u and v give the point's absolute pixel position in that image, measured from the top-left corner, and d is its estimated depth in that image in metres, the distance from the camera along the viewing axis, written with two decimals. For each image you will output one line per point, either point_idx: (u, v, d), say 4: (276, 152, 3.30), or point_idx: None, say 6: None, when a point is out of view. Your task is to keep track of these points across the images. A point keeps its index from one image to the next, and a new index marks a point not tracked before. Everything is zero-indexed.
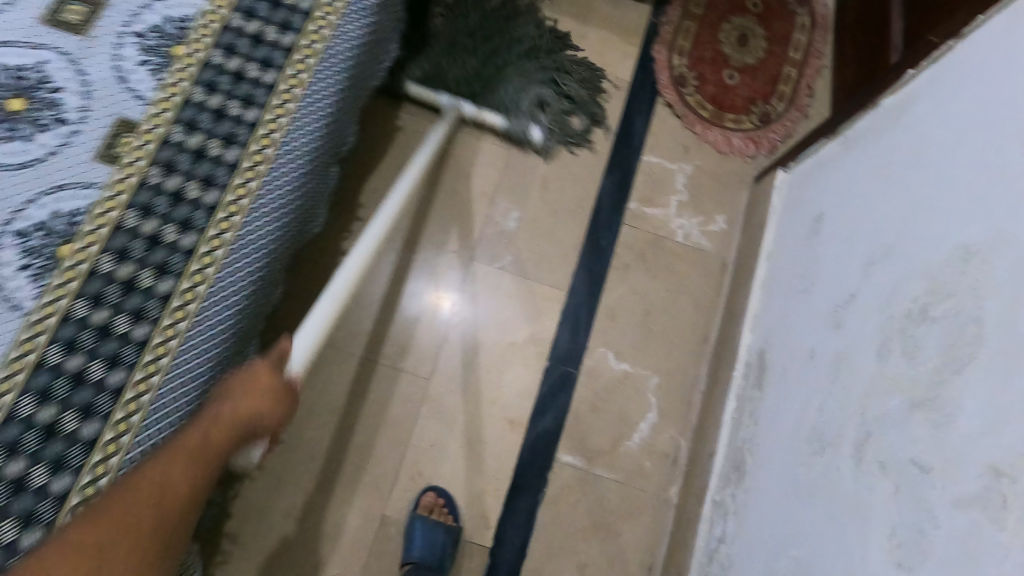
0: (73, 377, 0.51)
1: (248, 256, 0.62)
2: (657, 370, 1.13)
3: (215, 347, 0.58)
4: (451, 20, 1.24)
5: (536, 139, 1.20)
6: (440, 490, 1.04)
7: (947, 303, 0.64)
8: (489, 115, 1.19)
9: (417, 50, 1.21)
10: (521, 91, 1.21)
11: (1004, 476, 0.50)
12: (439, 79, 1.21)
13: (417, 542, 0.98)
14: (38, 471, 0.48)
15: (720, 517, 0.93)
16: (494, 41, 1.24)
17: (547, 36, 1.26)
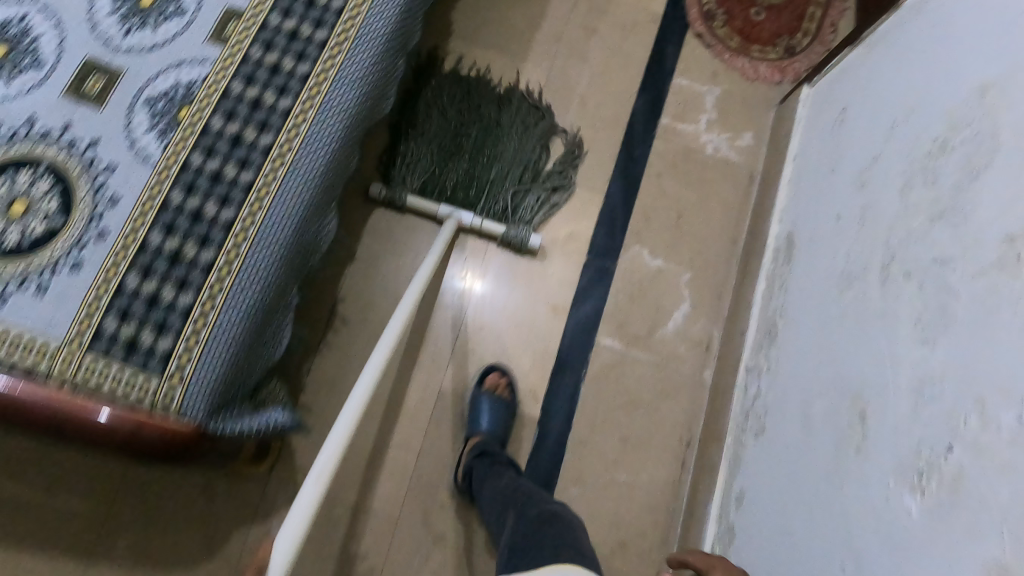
0: (191, 214, 0.81)
1: (309, 160, 0.87)
2: (691, 266, 1.21)
3: (288, 216, 0.84)
4: (442, 127, 1.23)
5: (536, 245, 1.17)
6: (503, 371, 1.14)
7: (966, 131, 0.68)
8: (491, 223, 1.18)
9: (410, 153, 1.20)
10: (516, 193, 1.21)
11: (1017, 239, 0.57)
12: (437, 187, 1.20)
13: (484, 416, 1.08)
14: (169, 286, 0.78)
15: (753, 377, 1.02)
16: (486, 141, 1.23)
17: (531, 119, 1.24)
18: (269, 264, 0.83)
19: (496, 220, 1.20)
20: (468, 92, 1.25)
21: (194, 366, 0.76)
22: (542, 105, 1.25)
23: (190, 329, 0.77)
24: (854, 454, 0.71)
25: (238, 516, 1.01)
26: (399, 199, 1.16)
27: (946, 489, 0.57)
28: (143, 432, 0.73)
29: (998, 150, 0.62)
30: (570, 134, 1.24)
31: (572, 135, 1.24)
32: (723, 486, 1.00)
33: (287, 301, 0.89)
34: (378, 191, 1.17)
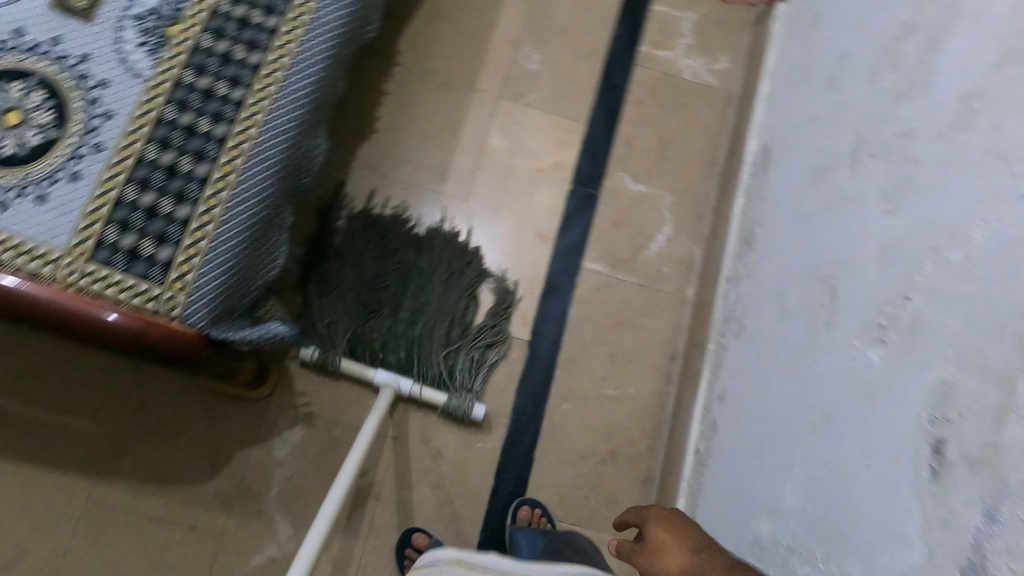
0: (185, 129, 0.79)
1: (298, 80, 0.87)
2: (672, 189, 1.24)
3: (280, 135, 0.85)
4: (361, 286, 1.12)
5: (480, 417, 1.10)
6: (534, 502, 1.09)
7: (929, 10, 0.70)
8: (432, 393, 1.09)
9: (329, 314, 1.09)
10: (449, 355, 1.12)
11: (971, 98, 0.59)
12: (367, 348, 1.10)
13: (523, 549, 1.02)
14: (167, 201, 0.77)
15: (734, 285, 1.07)
16: (409, 296, 1.13)
17: (453, 265, 1.16)
18: (262, 183, 0.83)
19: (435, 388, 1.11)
20: (386, 242, 1.15)
21: (195, 276, 0.77)
22: (464, 242, 1.18)
23: (189, 241, 0.77)
24: (826, 327, 0.76)
25: (247, 424, 1.05)
26: (330, 363, 1.06)
27: (905, 330, 0.62)
28: (149, 331, 0.75)
29: (958, 17, 0.64)
30: (496, 287, 1.18)
31: (500, 284, 1.18)
32: (707, 389, 1.05)
33: (279, 224, 0.90)
34: (309, 355, 1.06)
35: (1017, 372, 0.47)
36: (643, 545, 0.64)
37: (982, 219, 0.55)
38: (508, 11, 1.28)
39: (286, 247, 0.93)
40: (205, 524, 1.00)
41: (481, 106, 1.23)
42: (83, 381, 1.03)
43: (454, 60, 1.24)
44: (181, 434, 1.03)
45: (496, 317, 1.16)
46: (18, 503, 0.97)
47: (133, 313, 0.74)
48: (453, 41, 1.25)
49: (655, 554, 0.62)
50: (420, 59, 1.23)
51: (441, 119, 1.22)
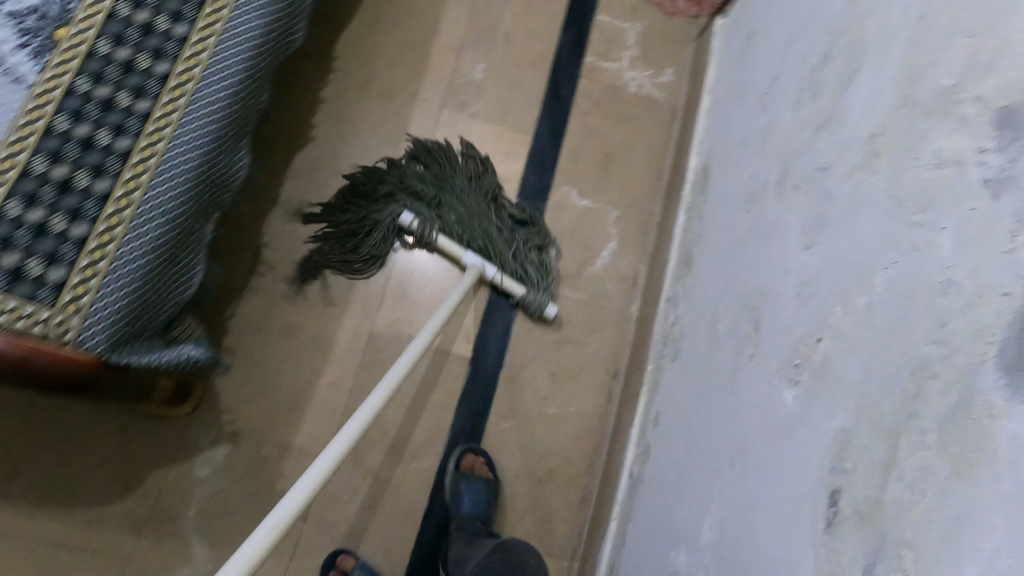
0: (81, 142, 0.74)
1: (212, 92, 0.83)
2: (618, 204, 1.22)
3: (192, 149, 0.81)
4: (426, 183, 1.12)
5: (552, 314, 1.14)
6: (478, 450, 1.10)
7: (843, 40, 0.70)
8: (511, 282, 1.13)
9: (408, 203, 1.11)
10: (521, 247, 1.15)
11: (876, 138, 0.60)
12: (451, 233, 1.12)
13: (466, 501, 1.05)
14: (59, 218, 0.72)
15: (673, 306, 1.06)
16: (474, 195, 1.15)
17: (485, 176, 1.16)
18: (172, 198, 0.79)
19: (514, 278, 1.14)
20: (436, 153, 1.15)
21: (92, 299, 0.72)
22: (483, 159, 1.17)
23: (87, 261, 0.72)
24: (749, 360, 0.75)
25: (160, 450, 1.02)
26: (428, 239, 1.10)
27: (815, 373, 0.61)
28: (36, 358, 0.70)
29: (864, 56, 0.65)
30: (524, 207, 1.18)
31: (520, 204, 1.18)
32: (643, 411, 1.05)
33: (195, 240, 0.86)
34: (410, 224, 1.10)
35: (903, 429, 0.48)
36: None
37: (885, 266, 0.54)
38: (450, 17, 1.24)
39: (203, 261, 0.90)
40: (106, 544, 0.97)
41: (423, 116, 1.20)
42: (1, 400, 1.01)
43: (395, 67, 1.20)
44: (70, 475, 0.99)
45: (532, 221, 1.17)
46: None
47: (15, 340, 0.69)
48: (393, 48, 1.21)
49: None
50: (360, 66, 1.19)
51: (380, 129, 1.18)
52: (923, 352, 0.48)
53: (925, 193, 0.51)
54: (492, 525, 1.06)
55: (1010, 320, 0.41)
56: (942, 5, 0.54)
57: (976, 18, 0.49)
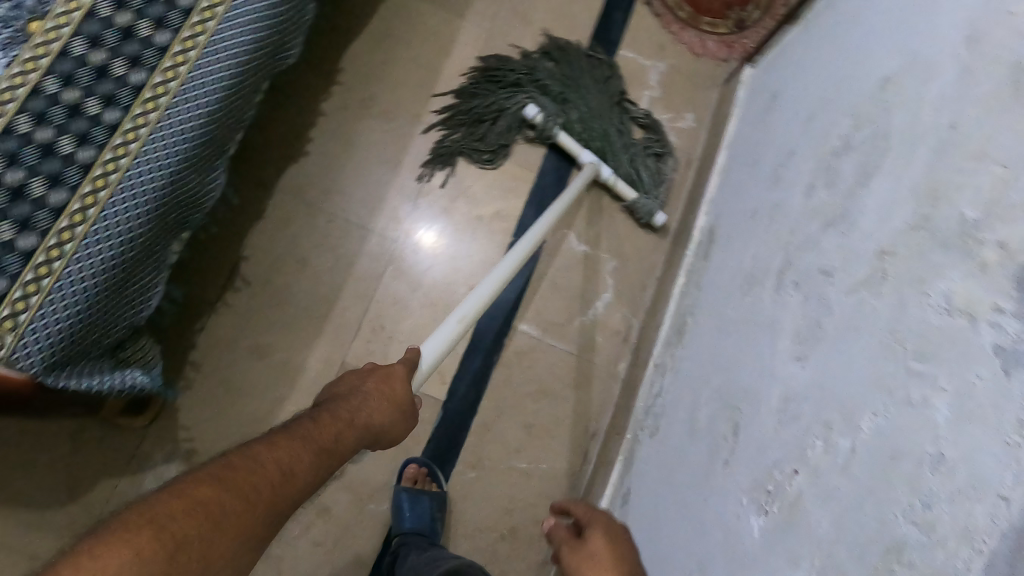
0: (40, 147, 0.71)
1: (189, 107, 0.80)
2: (617, 254, 1.15)
3: (158, 166, 0.78)
4: (553, 79, 1.14)
5: (660, 223, 1.12)
6: (420, 460, 1.07)
7: (867, 128, 0.63)
8: (624, 185, 1.12)
9: (536, 96, 1.13)
10: (641, 151, 1.14)
11: (886, 256, 0.53)
12: (571, 128, 1.13)
13: (406, 513, 1.00)
14: (7, 227, 0.68)
15: (659, 374, 0.99)
16: (600, 94, 1.15)
17: (609, 78, 1.16)
18: (131, 216, 0.76)
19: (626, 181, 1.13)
20: (569, 51, 1.16)
21: (32, 316, 0.69)
22: (609, 62, 1.17)
23: (31, 276, 0.69)
24: (723, 467, 0.68)
25: (113, 461, 1.00)
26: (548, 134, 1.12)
27: (785, 509, 0.54)
28: None
29: (887, 152, 0.58)
30: (645, 109, 1.16)
31: (643, 109, 1.16)
32: (615, 482, 0.99)
33: (155, 258, 0.83)
34: (534, 117, 1.12)
35: None
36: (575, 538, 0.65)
37: (873, 411, 0.47)
38: (464, 38, 1.17)
39: (164, 280, 0.87)
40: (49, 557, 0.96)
41: (424, 141, 1.15)
42: None
43: (401, 86, 1.15)
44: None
45: (653, 124, 1.16)
46: None
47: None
48: (400, 65, 1.15)
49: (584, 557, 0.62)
50: (365, 82, 1.14)
51: (378, 151, 1.14)
52: (900, 530, 0.41)
53: (930, 338, 0.44)
54: (438, 540, 1.02)
55: (1004, 531, 0.33)
56: (978, 117, 0.47)
57: (1008, 145, 0.43)
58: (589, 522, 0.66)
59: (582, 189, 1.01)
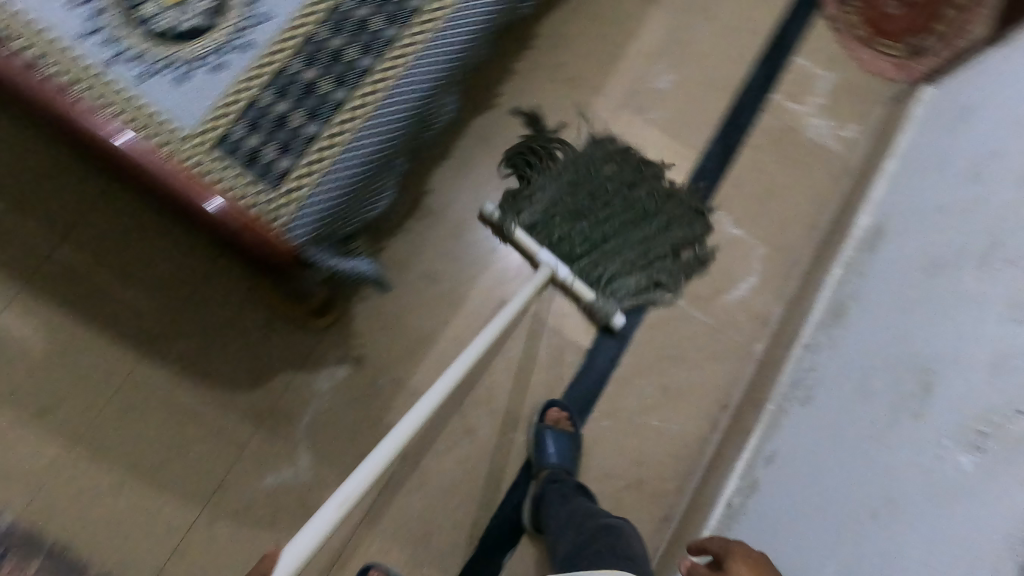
0: (332, 53, 0.84)
1: (448, 35, 0.91)
2: (768, 242, 1.21)
3: (417, 82, 0.89)
4: (603, 183, 1.19)
5: (616, 326, 1.15)
6: (561, 404, 1.14)
7: None
8: (583, 286, 1.14)
9: (545, 186, 1.17)
10: (620, 264, 1.16)
11: None
12: (550, 227, 1.16)
13: (550, 450, 1.07)
14: (298, 115, 0.82)
15: (810, 352, 1.04)
16: (631, 208, 1.18)
17: (692, 223, 1.20)
18: (389, 122, 0.87)
19: (588, 283, 1.16)
20: (645, 169, 1.20)
21: (307, 194, 0.82)
22: (709, 211, 1.21)
23: (310, 159, 0.82)
24: (910, 420, 0.75)
25: (295, 353, 1.13)
26: (507, 229, 1.15)
27: (1008, 450, 0.61)
28: (248, 234, 0.80)
29: None
30: (707, 250, 1.20)
31: (707, 249, 1.20)
32: (753, 447, 1.03)
33: (393, 166, 0.94)
34: (491, 212, 1.16)
35: None
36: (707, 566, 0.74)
37: None
38: (652, 23, 1.25)
39: (391, 188, 0.98)
40: (232, 432, 1.10)
41: (600, 113, 1.23)
42: (153, 263, 1.13)
43: (586, 60, 1.24)
44: (184, 317, 1.12)
45: (681, 262, 1.19)
46: (62, 356, 1.09)
47: (236, 214, 0.79)
48: (589, 39, 1.24)
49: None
50: (554, 50, 1.23)
51: (558, 114, 1.22)
52: None
53: None
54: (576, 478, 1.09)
55: None
56: None
57: None
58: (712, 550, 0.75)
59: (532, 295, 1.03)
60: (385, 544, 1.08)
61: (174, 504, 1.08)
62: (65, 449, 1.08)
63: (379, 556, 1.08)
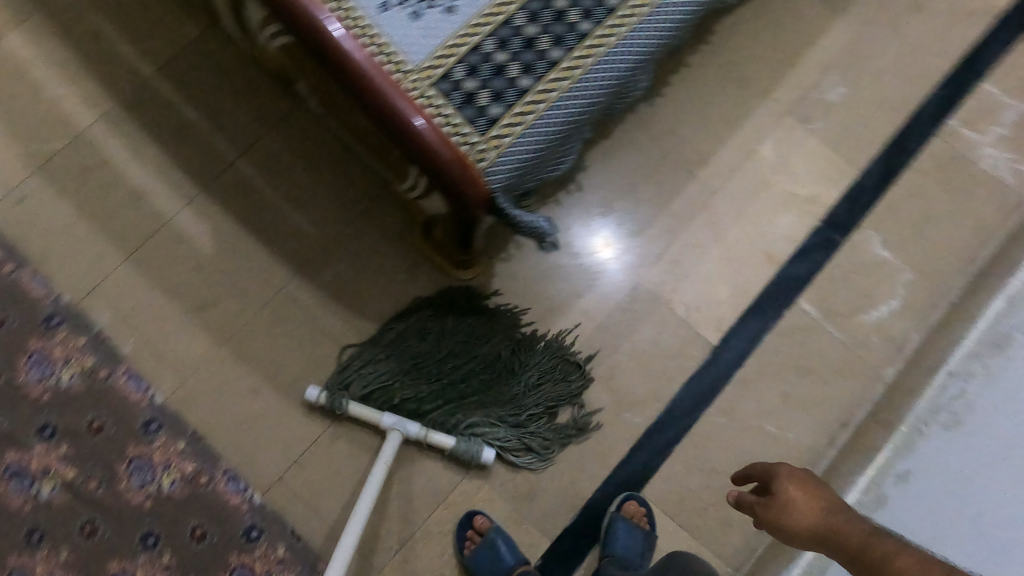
0: (555, 13, 0.88)
1: (665, 13, 0.92)
2: (916, 269, 1.19)
3: (627, 54, 0.91)
4: (459, 335, 1.14)
5: (488, 460, 1.08)
6: (640, 499, 1.11)
7: None
8: (440, 435, 1.08)
9: (383, 355, 1.13)
10: (481, 412, 1.12)
11: None
12: (390, 393, 1.11)
13: (620, 539, 1.06)
14: (515, 66, 0.86)
15: (959, 380, 1.01)
16: (484, 365, 1.14)
17: (569, 376, 1.15)
18: (595, 88, 0.90)
19: (445, 431, 1.10)
20: (507, 318, 1.16)
21: (511, 142, 0.84)
22: (583, 362, 1.16)
23: (520, 109, 0.85)
24: None
25: (434, 298, 1.16)
26: (339, 408, 1.09)
27: None
28: (454, 168, 0.80)
29: None
30: (585, 412, 1.14)
31: (587, 413, 1.14)
32: (881, 463, 1.01)
33: (582, 133, 0.96)
34: (317, 397, 1.10)
35: None
36: (770, 498, 0.74)
37: None
38: (834, 34, 1.25)
39: (571, 156, 1.00)
40: None
41: (766, 115, 1.23)
42: (317, 190, 1.20)
43: (761, 61, 1.24)
44: (338, 245, 1.18)
45: (552, 415, 1.14)
46: (224, 257, 1.18)
47: (442, 145, 0.79)
48: (768, 42, 1.24)
49: (783, 508, 0.73)
50: (729, 47, 1.24)
51: (723, 110, 1.23)
52: None
53: None
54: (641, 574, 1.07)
55: None
56: None
57: None
58: (776, 478, 0.75)
59: (377, 480, 1.00)
60: (490, 493, 1.12)
61: (301, 417, 1.14)
62: (215, 346, 1.15)
63: (484, 503, 1.11)
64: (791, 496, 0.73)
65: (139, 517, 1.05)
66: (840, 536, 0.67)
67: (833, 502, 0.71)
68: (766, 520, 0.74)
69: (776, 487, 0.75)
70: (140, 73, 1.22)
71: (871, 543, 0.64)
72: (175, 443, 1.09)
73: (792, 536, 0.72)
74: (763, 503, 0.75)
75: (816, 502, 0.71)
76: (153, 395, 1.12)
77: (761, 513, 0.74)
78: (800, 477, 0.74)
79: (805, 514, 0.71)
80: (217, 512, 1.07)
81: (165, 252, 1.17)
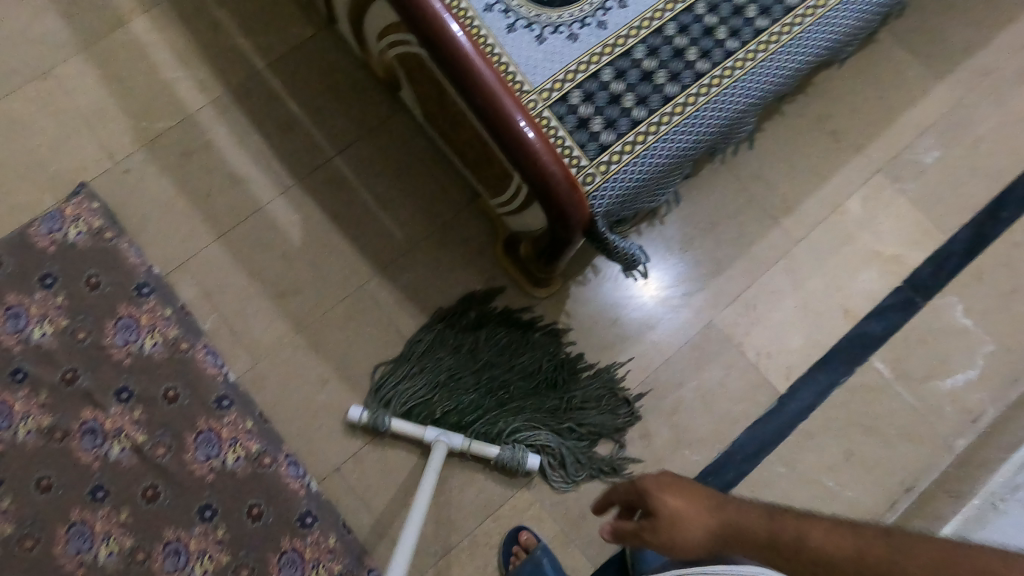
0: (675, 50, 0.90)
1: (781, 60, 0.94)
2: (998, 342, 1.17)
3: (740, 96, 0.92)
4: (500, 351, 1.16)
5: (531, 466, 1.08)
6: None
7: None
8: (480, 446, 1.08)
9: (421, 367, 1.15)
10: (524, 417, 1.13)
11: None
12: (427, 407, 1.12)
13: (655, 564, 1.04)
14: (631, 97, 0.88)
15: None
16: (527, 377, 1.15)
17: (615, 410, 1.15)
18: (706, 126, 0.91)
19: (487, 441, 1.11)
20: (552, 337, 1.17)
21: (618, 169, 0.86)
22: (633, 398, 1.15)
23: (631, 138, 0.87)
24: None
25: (505, 312, 1.18)
26: (381, 426, 1.10)
27: None
28: (562, 188, 0.80)
29: None
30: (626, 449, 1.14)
31: (625, 454, 1.13)
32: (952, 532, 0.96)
33: (683, 169, 0.97)
34: (359, 418, 1.10)
35: None
36: (653, 520, 0.66)
37: None
38: (934, 98, 1.25)
39: (668, 190, 1.01)
40: None
41: (856, 170, 1.23)
42: (405, 193, 1.24)
43: (858, 116, 1.24)
44: (418, 249, 1.21)
45: (594, 441, 1.14)
46: (308, 247, 1.21)
47: (554, 165, 0.79)
48: (865, 98, 1.25)
49: (669, 525, 0.64)
50: (826, 98, 1.25)
51: (814, 159, 1.23)
52: None
53: None
54: None
55: None
56: None
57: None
58: (648, 494, 0.67)
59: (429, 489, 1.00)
60: (540, 512, 1.11)
61: None
62: (288, 332, 1.18)
63: (532, 520, 1.11)
64: (671, 509, 0.65)
65: (200, 489, 1.07)
66: (744, 531, 0.60)
67: (710, 495, 0.65)
68: (659, 544, 0.64)
69: (653, 504, 0.66)
70: (252, 64, 1.28)
71: (779, 522, 0.58)
72: (244, 421, 1.12)
73: (692, 554, 0.63)
74: (648, 529, 0.66)
75: (697, 504, 0.64)
76: (227, 371, 1.15)
77: (652, 539, 0.65)
78: (669, 481, 0.67)
79: (694, 521, 0.63)
80: (277, 494, 1.09)
81: (252, 236, 1.22)
